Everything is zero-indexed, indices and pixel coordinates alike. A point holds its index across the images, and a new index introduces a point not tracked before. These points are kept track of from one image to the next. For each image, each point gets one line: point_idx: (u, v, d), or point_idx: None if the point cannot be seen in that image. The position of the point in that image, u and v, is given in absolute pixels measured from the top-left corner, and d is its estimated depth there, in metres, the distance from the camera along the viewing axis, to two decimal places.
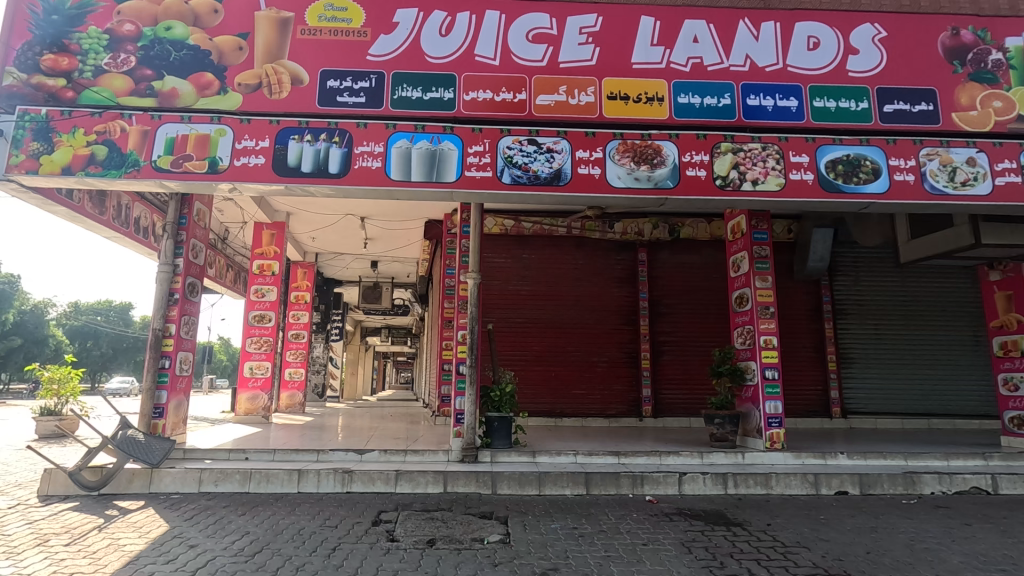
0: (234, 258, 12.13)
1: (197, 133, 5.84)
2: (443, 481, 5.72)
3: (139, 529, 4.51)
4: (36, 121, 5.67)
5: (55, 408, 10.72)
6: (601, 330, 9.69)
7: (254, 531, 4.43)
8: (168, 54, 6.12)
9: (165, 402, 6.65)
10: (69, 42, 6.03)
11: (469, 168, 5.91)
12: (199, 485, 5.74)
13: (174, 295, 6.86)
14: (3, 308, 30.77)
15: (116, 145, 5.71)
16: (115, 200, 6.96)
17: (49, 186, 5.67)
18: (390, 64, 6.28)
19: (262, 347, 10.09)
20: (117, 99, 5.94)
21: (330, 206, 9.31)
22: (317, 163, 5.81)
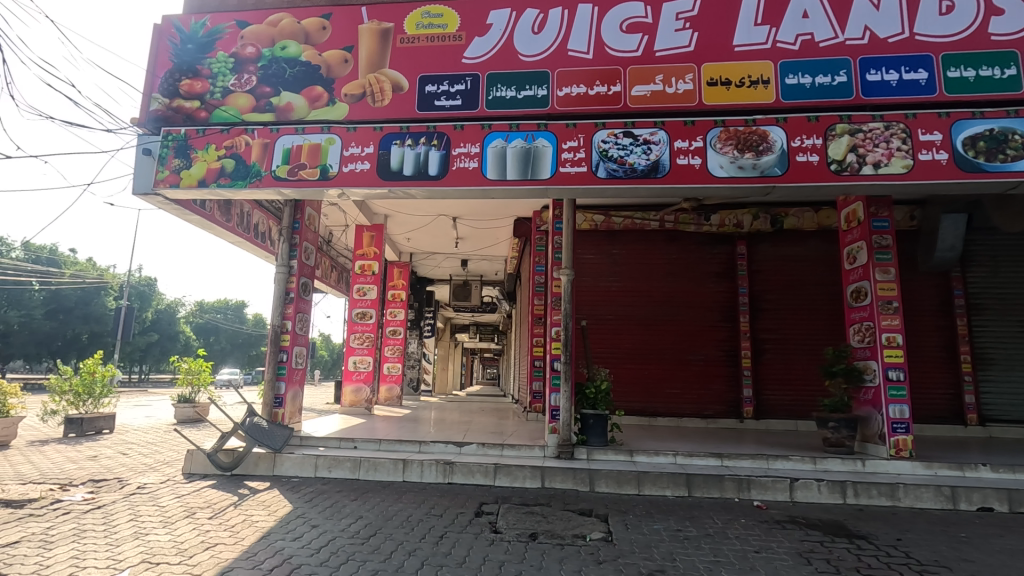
0: (337, 259, 12.97)
1: (309, 143, 6.29)
2: (541, 476, 5.78)
3: (267, 508, 4.96)
4: (177, 140, 6.38)
5: (190, 395, 12.03)
6: (698, 327, 9.33)
7: (367, 515, 4.71)
8: (284, 71, 6.63)
9: (284, 392, 7.26)
10: (201, 67, 6.72)
11: (564, 163, 5.90)
12: (315, 470, 6.18)
13: (289, 294, 7.46)
14: (143, 307, 35.05)
15: (241, 158, 6.29)
16: (239, 208, 7.66)
17: (187, 197, 6.36)
18: (484, 65, 6.41)
19: (364, 343, 10.72)
20: (241, 115, 6.53)
21: (425, 207, 9.68)
22: (417, 166, 6.07)
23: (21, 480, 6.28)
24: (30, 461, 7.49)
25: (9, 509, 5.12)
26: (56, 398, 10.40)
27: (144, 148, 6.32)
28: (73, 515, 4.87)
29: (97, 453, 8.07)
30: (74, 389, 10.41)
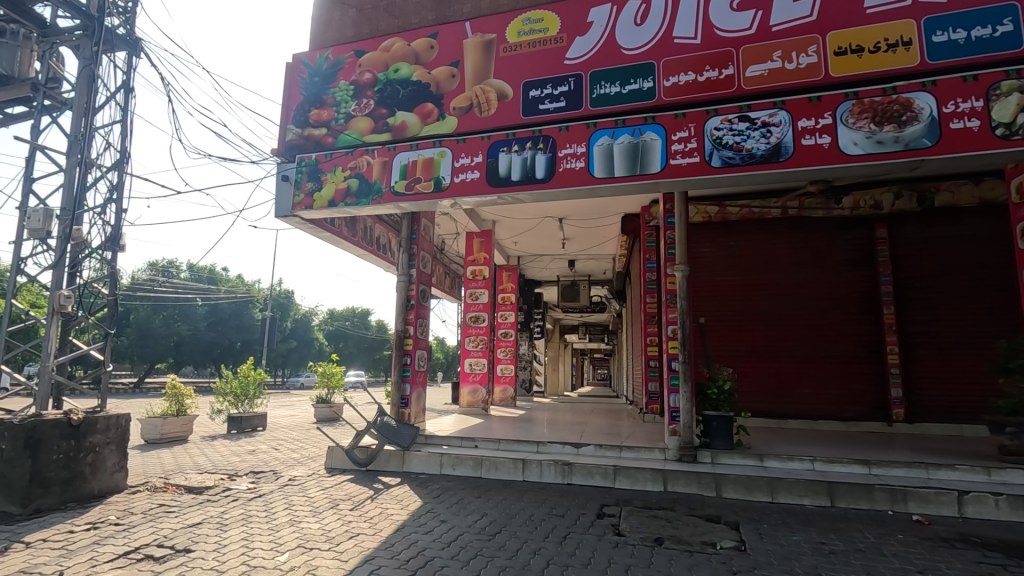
0: (450, 266, 13.54)
1: (424, 158, 6.66)
2: (663, 479, 5.60)
3: (400, 502, 5.30)
4: (309, 165, 7.05)
5: (327, 396, 13.19)
6: (832, 321, 8.52)
7: (491, 513, 4.86)
8: (398, 92, 7.08)
9: (409, 393, 7.73)
10: (327, 97, 7.38)
11: (674, 156, 5.68)
12: (441, 467, 6.51)
13: (410, 301, 7.93)
14: (283, 317, 39.08)
15: (364, 177, 6.81)
16: (363, 223, 8.29)
17: (320, 217, 7.02)
18: (587, 64, 6.37)
19: (479, 345, 11.06)
20: (362, 137, 7.06)
21: (530, 210, 9.80)
22: (525, 171, 6.19)
23: (199, 470, 7.30)
24: (205, 454, 8.67)
25: (192, 494, 5.98)
26: (222, 399, 12.01)
27: (283, 175, 7.06)
28: (241, 502, 5.58)
29: (255, 447, 9.15)
30: (233, 391, 11.93)
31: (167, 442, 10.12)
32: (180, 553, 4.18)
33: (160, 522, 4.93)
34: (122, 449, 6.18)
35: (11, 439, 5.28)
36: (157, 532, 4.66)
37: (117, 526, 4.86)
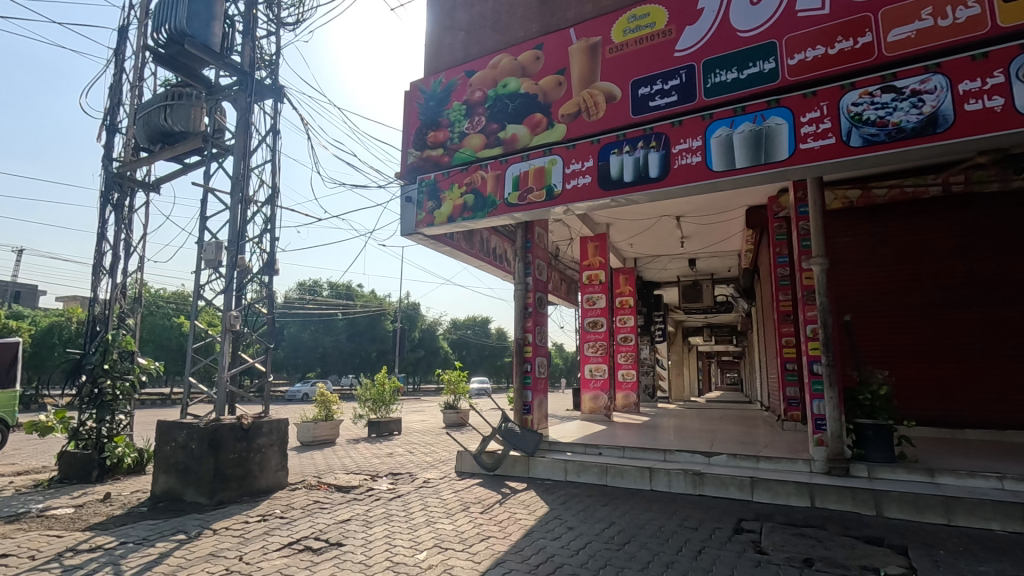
0: (565, 272, 13.56)
1: (535, 167, 6.77)
2: (809, 494, 5.12)
3: (528, 507, 5.39)
4: (429, 185, 7.50)
5: (454, 403, 13.85)
6: (1017, 313, 7.23)
7: (619, 522, 4.76)
8: (507, 106, 7.28)
9: (531, 400, 7.85)
10: (442, 119, 7.79)
11: (804, 139, 5.21)
12: (565, 473, 6.51)
13: (528, 308, 8.09)
14: (412, 328, 41.78)
15: (479, 191, 7.10)
16: (480, 235, 8.62)
17: (441, 233, 7.43)
18: (699, 54, 6.09)
19: (598, 351, 10.91)
20: (476, 153, 7.35)
21: (645, 211, 9.51)
22: (638, 171, 6.04)
23: (346, 470, 8.01)
24: (350, 456, 9.49)
25: (341, 492, 6.57)
26: (362, 406, 13.09)
27: (407, 197, 7.58)
28: (382, 501, 6.02)
29: (392, 450, 9.84)
30: (372, 398, 12.95)
31: (319, 444, 11.26)
32: (333, 546, 4.61)
33: (316, 518, 5.48)
34: (283, 450, 6.96)
35: (198, 440, 6.19)
36: (314, 526, 5.19)
37: (282, 519, 5.49)
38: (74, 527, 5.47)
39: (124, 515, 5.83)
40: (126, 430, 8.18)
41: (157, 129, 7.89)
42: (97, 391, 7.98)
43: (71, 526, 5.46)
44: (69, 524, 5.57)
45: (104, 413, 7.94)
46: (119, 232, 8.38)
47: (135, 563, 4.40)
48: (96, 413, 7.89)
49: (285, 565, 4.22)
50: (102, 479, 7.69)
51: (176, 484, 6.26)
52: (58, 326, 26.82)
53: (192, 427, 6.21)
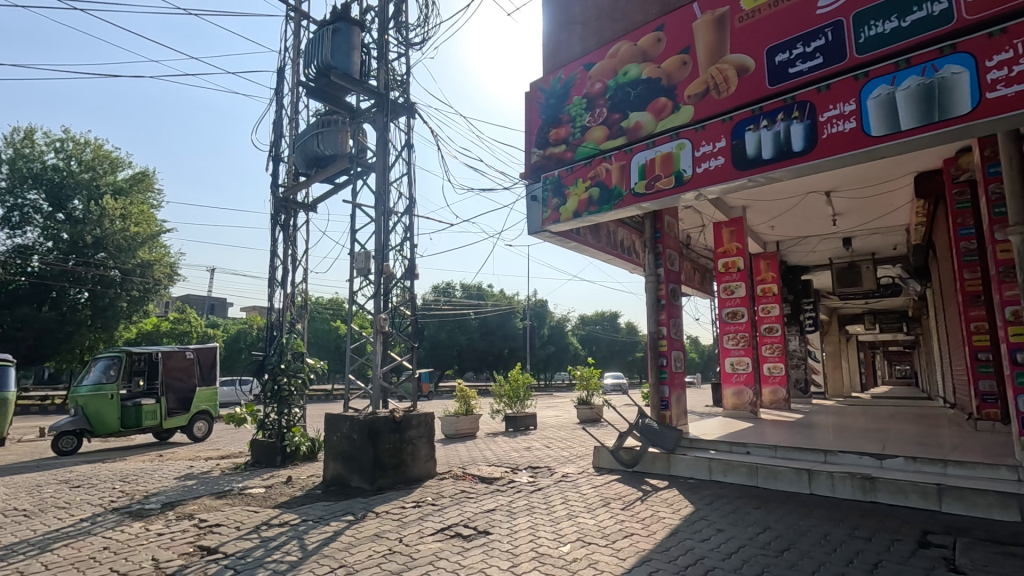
0: (699, 261, 12.88)
1: (662, 154, 6.55)
2: (1019, 507, 4.32)
3: (672, 506, 5.21)
4: (553, 183, 7.60)
5: (587, 398, 13.83)
6: None
7: (775, 527, 4.41)
8: (629, 94, 7.10)
9: (668, 395, 7.58)
10: (563, 115, 7.82)
11: (992, 87, 4.42)
12: (710, 472, 6.18)
13: (660, 301, 7.83)
14: (541, 325, 42.46)
15: (604, 184, 7.05)
16: (606, 228, 8.52)
17: (567, 228, 7.50)
18: (846, 7, 5.44)
19: (740, 343, 10.23)
20: (599, 146, 7.28)
21: (787, 189, 8.70)
22: (778, 145, 5.56)
23: (488, 462, 8.38)
24: (491, 449, 9.91)
25: (485, 483, 6.89)
26: (498, 401, 13.58)
27: (532, 196, 7.75)
28: (523, 494, 6.21)
29: (530, 445, 10.09)
30: (507, 394, 13.38)
31: (461, 437, 11.91)
32: (481, 534, 4.85)
33: (464, 506, 5.81)
34: (431, 441, 7.45)
35: (359, 431, 6.87)
36: (463, 514, 5.50)
37: (433, 506, 5.90)
38: (266, 504, 6.38)
39: (303, 496, 6.66)
40: (301, 422, 9.33)
41: (312, 155, 8.89)
42: (277, 387, 9.20)
43: (265, 503, 6.37)
44: (263, 501, 6.51)
45: (283, 406, 9.14)
46: (287, 248, 9.60)
47: (316, 539, 5.01)
48: (277, 406, 9.10)
49: (439, 549, 4.53)
50: (284, 464, 8.86)
51: (343, 470, 7.00)
52: (243, 333, 31.42)
53: (354, 420, 6.91)
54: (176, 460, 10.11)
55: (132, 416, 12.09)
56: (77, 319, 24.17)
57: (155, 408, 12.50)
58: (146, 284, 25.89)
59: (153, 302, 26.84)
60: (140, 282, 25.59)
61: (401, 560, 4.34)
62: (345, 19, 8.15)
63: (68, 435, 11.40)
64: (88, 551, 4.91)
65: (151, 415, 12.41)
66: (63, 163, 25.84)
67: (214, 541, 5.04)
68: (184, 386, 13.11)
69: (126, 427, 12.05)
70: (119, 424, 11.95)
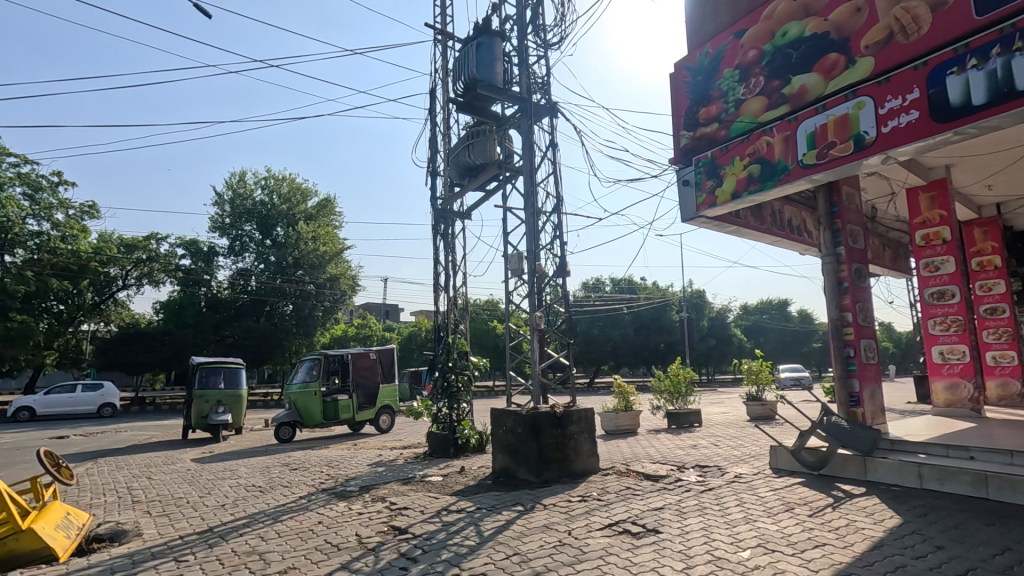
0: (889, 234, 11.14)
1: (835, 117, 5.81)
2: None
3: (872, 515, 4.58)
4: (706, 164, 7.17)
5: (757, 394, 12.76)
6: None
7: (1018, 549, 3.65)
8: (790, 56, 6.41)
9: (859, 390, 6.69)
10: (712, 92, 7.32)
11: None
12: (921, 480, 5.33)
13: (842, 283, 6.93)
14: (699, 317, 40.23)
15: (766, 159, 6.48)
16: (770, 208, 7.79)
17: (725, 211, 7.03)
18: None
19: (951, 329, 8.68)
20: (757, 119, 6.71)
21: (1009, 138, 7.13)
22: (995, 86, 4.65)
23: (652, 460, 8.16)
24: (655, 446, 9.63)
25: (650, 481, 6.71)
26: (659, 396, 13.13)
27: (684, 180, 7.41)
28: (693, 493, 5.93)
29: (696, 442, 9.60)
30: (668, 390, 12.87)
31: (622, 433, 11.76)
32: (651, 532, 4.74)
33: (630, 503, 5.72)
34: (592, 437, 7.46)
35: (523, 425, 7.14)
36: (630, 511, 5.42)
37: (599, 501, 5.91)
38: (444, 491, 6.93)
39: (476, 486, 7.11)
40: (469, 416, 9.98)
41: (464, 166, 9.44)
42: (447, 383, 9.95)
43: (443, 491, 6.93)
44: (441, 489, 7.09)
45: (453, 401, 9.87)
46: (448, 255, 10.34)
47: (490, 526, 5.32)
48: (448, 402, 9.85)
49: (609, 545, 4.52)
50: (457, 455, 9.56)
51: (509, 463, 7.32)
52: (413, 335, 34.56)
53: (518, 414, 7.20)
54: (368, 449, 11.46)
55: (331, 410, 14.01)
56: (286, 327, 28.73)
57: (348, 403, 14.32)
58: (335, 295, 29.77)
59: (341, 311, 30.82)
60: (330, 294, 29.60)
61: (571, 552, 4.42)
62: (487, 32, 8.53)
63: (285, 425, 13.56)
64: (307, 524, 5.78)
65: (345, 409, 14.25)
66: (268, 198, 30.85)
67: (404, 522, 5.62)
68: (370, 383, 14.81)
69: (328, 419, 14.02)
70: (322, 417, 13.93)
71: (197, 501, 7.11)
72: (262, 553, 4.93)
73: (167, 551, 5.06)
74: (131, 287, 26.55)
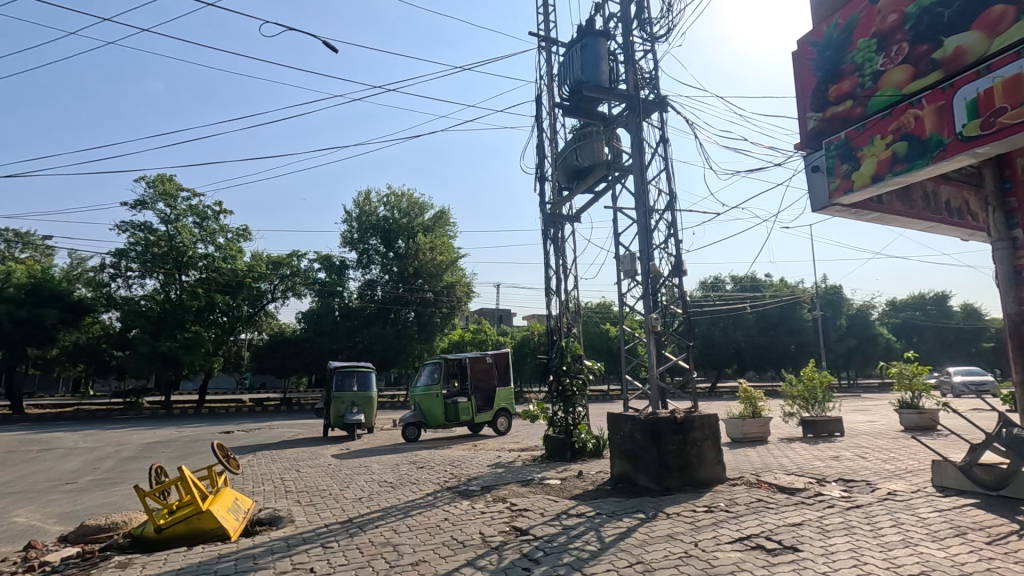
0: None
1: (1003, 80, 5.08)
2: None
3: None
4: (840, 147, 6.57)
5: (912, 401, 11.29)
6: None
7: None
8: (942, 16, 5.75)
9: None
10: (845, 66, 6.72)
11: None
12: None
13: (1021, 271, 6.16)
14: (837, 315, 36.51)
15: (914, 135, 5.78)
16: (922, 189, 6.90)
17: (864, 197, 6.38)
18: None
19: None
20: (901, 91, 6.03)
21: None
22: None
23: (786, 471, 7.53)
24: (789, 456, 8.88)
25: (785, 494, 6.20)
26: (791, 403, 12.08)
27: (814, 166, 6.88)
28: (838, 510, 5.37)
29: (839, 454, 8.71)
30: (801, 395, 11.80)
31: (750, 441, 11.00)
32: (789, 550, 4.38)
33: (763, 516, 5.34)
34: (717, 444, 7.06)
35: (642, 430, 6.95)
36: (763, 525, 5.05)
37: (728, 513, 5.57)
38: (564, 495, 6.95)
39: (595, 490, 7.05)
40: (585, 419, 9.91)
41: (572, 169, 9.42)
42: (562, 387, 9.98)
43: (562, 494, 6.95)
44: (560, 492, 7.12)
45: (568, 405, 9.87)
46: (558, 259, 10.39)
47: (612, 532, 5.24)
48: (563, 405, 9.88)
49: (741, 560, 4.24)
50: (575, 459, 9.54)
51: (629, 469, 7.15)
52: (526, 338, 35.11)
53: (636, 419, 7.02)
54: (487, 450, 11.83)
55: (452, 411, 14.67)
56: (409, 333, 30.66)
57: (468, 405, 14.90)
58: (452, 301, 31.24)
59: (458, 317, 32.22)
60: (448, 300, 31.13)
61: (699, 565, 4.21)
62: (591, 33, 8.48)
63: (412, 426, 14.44)
64: (434, 520, 6.09)
65: (465, 411, 14.85)
66: (390, 213, 33.14)
67: (525, 523, 5.71)
68: (487, 386, 15.30)
69: (450, 420, 14.70)
70: (444, 418, 14.63)
71: (338, 493, 7.81)
72: (396, 544, 5.29)
73: (316, 537, 5.60)
74: (278, 300, 29.87)
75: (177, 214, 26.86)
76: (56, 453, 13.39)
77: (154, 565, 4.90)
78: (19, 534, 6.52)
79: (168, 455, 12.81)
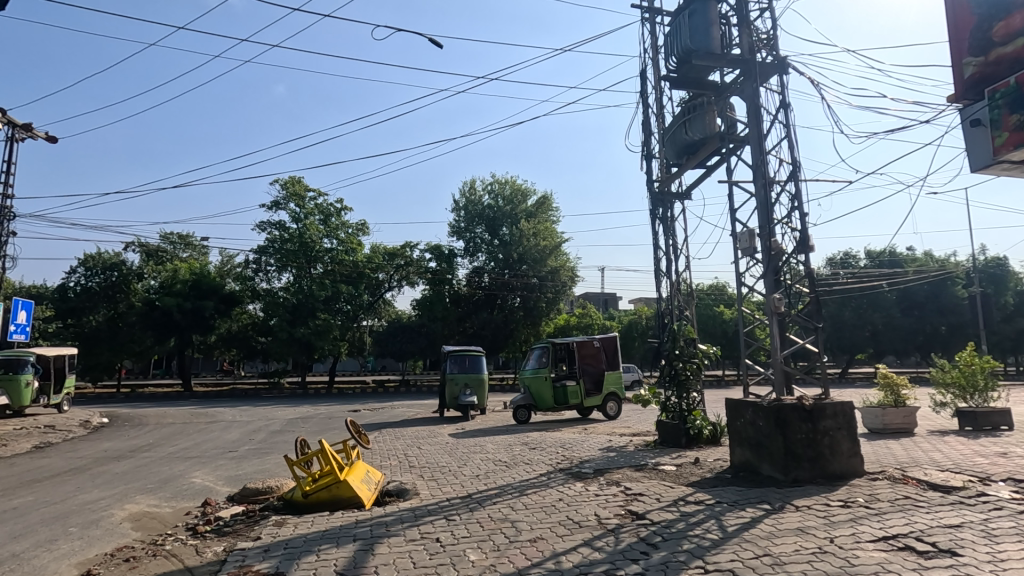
0: None
1: None
2: None
3: None
4: (1008, 95, 6.26)
5: None
6: None
7: None
8: None
9: None
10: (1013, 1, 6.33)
11: None
12: None
13: None
14: (1001, 292, 31.63)
15: None
16: None
17: None
18: None
19: None
20: None
21: None
22: None
23: (939, 467, 6.72)
24: (942, 450, 7.91)
25: (939, 492, 5.55)
26: (943, 391, 10.67)
27: (974, 119, 6.70)
28: (1007, 513, 4.72)
29: (1008, 450, 7.60)
30: (956, 382, 10.37)
31: (892, 433, 9.93)
32: (946, 553, 3.94)
33: (912, 515, 4.82)
34: (853, 435, 6.46)
35: (765, 417, 6.56)
36: (912, 524, 4.58)
37: (868, 509, 5.10)
38: (680, 481, 6.76)
39: (713, 478, 6.78)
40: (700, 405, 9.52)
41: (682, 144, 8.99)
42: (675, 371, 9.65)
43: (679, 480, 6.77)
44: (677, 478, 6.93)
45: (682, 390, 9.53)
46: (668, 239, 10.01)
47: (734, 522, 5.02)
48: (676, 390, 9.55)
49: (886, 560, 3.88)
50: (690, 446, 9.20)
51: (751, 457, 6.78)
52: (634, 322, 34.32)
53: (759, 405, 6.64)
54: (598, 434, 11.81)
55: (561, 395, 14.79)
56: (516, 318, 31.26)
57: (576, 389, 14.93)
58: (557, 286, 31.50)
59: (563, 301, 32.30)
60: (553, 285, 31.40)
61: (836, 562, 3.92)
62: None
63: (522, 408, 14.79)
64: (550, 500, 6.21)
65: (574, 394, 14.89)
66: (495, 201, 33.84)
67: (642, 508, 5.64)
68: (595, 370, 15.20)
69: (559, 403, 14.82)
70: (553, 401, 14.79)
71: (458, 470, 8.23)
72: (514, 521, 5.47)
73: (439, 510, 5.96)
74: (395, 288, 31.93)
75: (306, 213, 29.51)
76: (220, 425, 15.46)
77: (303, 525, 5.51)
78: (197, 492, 7.63)
79: (308, 429, 14.26)
